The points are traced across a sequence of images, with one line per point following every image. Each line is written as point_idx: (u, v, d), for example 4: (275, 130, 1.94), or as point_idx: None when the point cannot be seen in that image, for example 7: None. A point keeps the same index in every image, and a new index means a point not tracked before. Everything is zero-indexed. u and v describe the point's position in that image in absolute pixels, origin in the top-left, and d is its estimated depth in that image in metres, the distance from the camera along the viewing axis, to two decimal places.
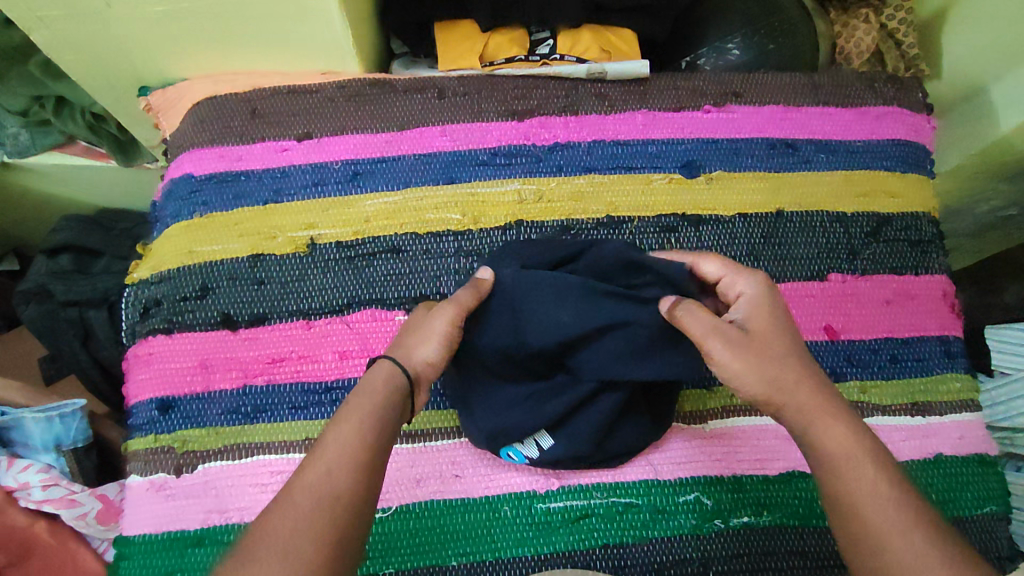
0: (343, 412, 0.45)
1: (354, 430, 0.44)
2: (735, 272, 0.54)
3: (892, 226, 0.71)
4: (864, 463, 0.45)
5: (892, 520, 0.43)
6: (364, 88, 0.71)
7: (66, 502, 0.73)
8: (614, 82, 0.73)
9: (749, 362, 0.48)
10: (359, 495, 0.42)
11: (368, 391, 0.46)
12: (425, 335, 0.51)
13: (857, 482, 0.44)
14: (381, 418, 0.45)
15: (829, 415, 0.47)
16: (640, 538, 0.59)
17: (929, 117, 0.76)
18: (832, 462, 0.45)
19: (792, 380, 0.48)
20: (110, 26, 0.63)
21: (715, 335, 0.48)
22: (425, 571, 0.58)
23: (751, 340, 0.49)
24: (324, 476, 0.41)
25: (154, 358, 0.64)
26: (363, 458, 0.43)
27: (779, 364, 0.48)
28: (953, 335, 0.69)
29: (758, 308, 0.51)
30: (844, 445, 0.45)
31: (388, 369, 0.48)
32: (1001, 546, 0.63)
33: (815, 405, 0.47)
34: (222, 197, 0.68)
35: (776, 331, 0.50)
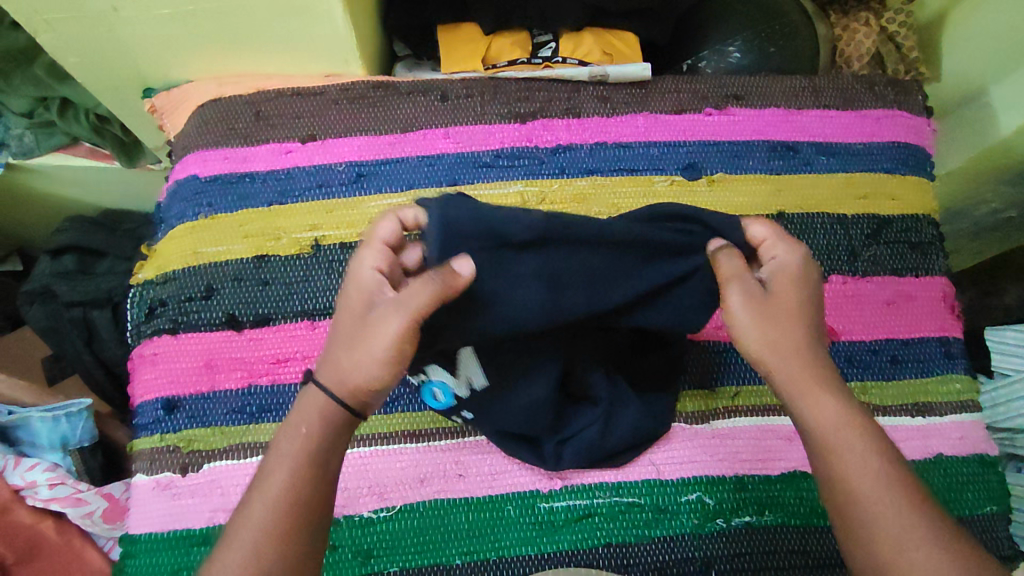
0: (272, 461, 0.44)
1: (281, 487, 0.43)
2: (778, 238, 0.50)
3: (892, 228, 0.72)
4: (854, 436, 0.44)
5: (881, 497, 0.43)
6: (368, 91, 0.72)
7: (72, 500, 0.73)
8: (616, 85, 0.74)
9: (761, 320, 0.46)
10: (289, 555, 0.42)
11: (291, 437, 0.45)
12: (369, 357, 0.44)
13: (849, 456, 0.44)
14: (308, 469, 0.44)
15: (823, 387, 0.46)
16: (642, 538, 0.60)
17: (928, 119, 0.77)
18: (822, 435, 0.45)
19: (794, 348, 0.46)
20: (115, 28, 0.64)
21: (737, 286, 0.47)
22: (428, 569, 0.58)
23: (767, 307, 0.46)
24: (251, 541, 0.42)
25: (159, 358, 0.65)
26: (290, 516, 0.43)
27: (790, 329, 0.46)
28: (953, 336, 0.70)
29: (788, 275, 0.48)
30: (835, 421, 0.45)
31: (317, 401, 0.45)
32: (1002, 546, 0.63)
33: (807, 379, 0.46)
34: (227, 199, 0.69)
35: (800, 301, 0.47)
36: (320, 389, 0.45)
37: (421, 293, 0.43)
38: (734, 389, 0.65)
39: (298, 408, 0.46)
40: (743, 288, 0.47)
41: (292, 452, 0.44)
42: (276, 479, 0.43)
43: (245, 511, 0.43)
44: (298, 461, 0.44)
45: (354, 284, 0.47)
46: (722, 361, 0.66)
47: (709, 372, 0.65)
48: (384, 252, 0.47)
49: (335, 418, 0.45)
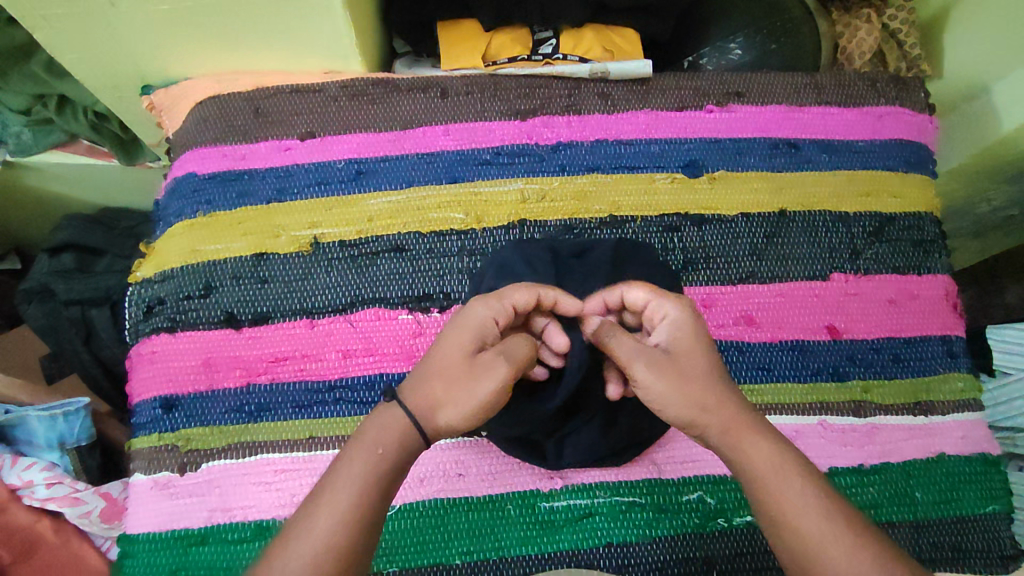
0: (340, 475, 0.44)
1: (349, 502, 0.43)
2: (659, 295, 0.51)
3: (895, 226, 0.71)
4: (787, 474, 0.45)
5: (825, 530, 0.42)
6: (367, 88, 0.72)
7: (70, 500, 0.73)
8: (618, 81, 0.73)
9: (671, 386, 0.47)
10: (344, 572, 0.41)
11: (362, 454, 0.45)
12: (462, 402, 0.47)
13: (784, 494, 0.44)
14: (376, 489, 0.44)
15: (753, 432, 0.46)
16: (643, 538, 0.59)
17: (931, 117, 0.76)
18: (755, 479, 0.45)
19: (715, 398, 0.47)
20: (113, 24, 0.63)
21: (639, 360, 0.48)
22: (427, 569, 0.58)
23: (676, 366, 0.48)
24: (311, 551, 0.41)
25: (158, 357, 0.64)
26: (350, 530, 0.42)
27: (705, 383, 0.47)
28: (955, 335, 0.69)
29: (682, 332, 0.50)
30: (770, 461, 0.45)
31: (396, 423, 0.46)
32: (1004, 546, 0.63)
33: (737, 424, 0.47)
34: (226, 197, 0.69)
35: (701, 355, 0.49)
36: (405, 412, 0.47)
37: (523, 346, 0.48)
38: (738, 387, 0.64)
39: (375, 426, 0.47)
40: (645, 360, 0.48)
41: (363, 470, 0.44)
42: (344, 492, 0.43)
43: (307, 518, 0.42)
44: (368, 479, 0.44)
45: (469, 320, 0.49)
46: (723, 359, 0.65)
47: None
48: (507, 313, 0.50)
49: (409, 446, 0.46)
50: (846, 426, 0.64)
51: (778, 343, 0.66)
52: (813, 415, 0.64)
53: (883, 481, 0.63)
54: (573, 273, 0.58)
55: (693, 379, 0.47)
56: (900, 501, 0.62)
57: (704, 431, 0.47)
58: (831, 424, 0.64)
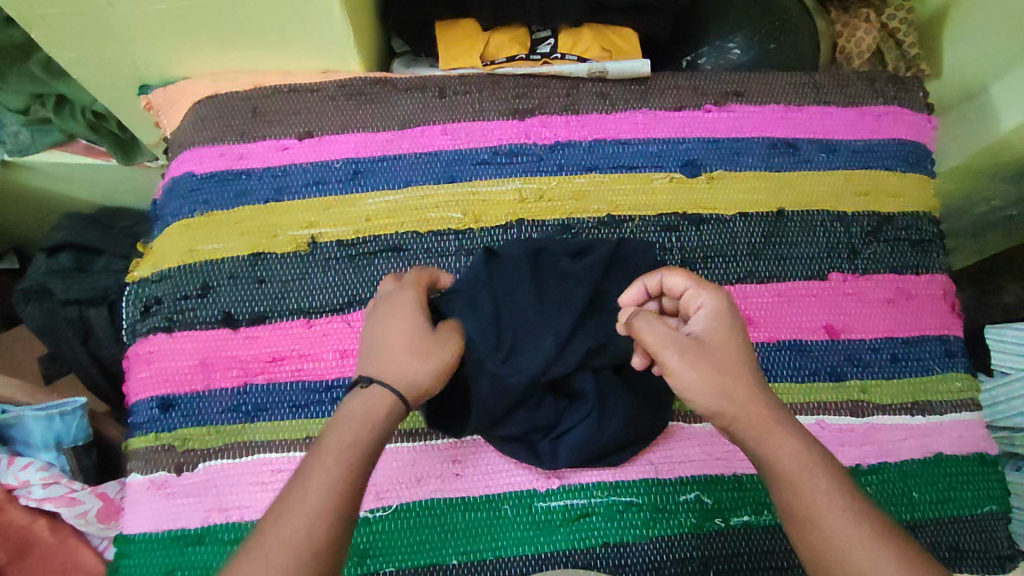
0: (328, 444, 0.45)
1: (339, 466, 0.44)
2: (699, 284, 0.51)
3: (893, 226, 0.71)
4: (814, 472, 0.44)
5: (849, 531, 0.42)
6: (365, 88, 0.71)
7: (65, 500, 0.73)
8: (616, 81, 0.73)
9: (703, 375, 0.47)
10: (337, 539, 0.42)
11: (348, 424, 0.46)
12: (438, 365, 0.50)
13: (811, 491, 0.44)
14: (366, 459, 0.45)
15: (780, 430, 0.46)
16: (640, 538, 0.59)
17: (929, 116, 0.76)
18: (780, 473, 0.45)
19: (742, 391, 0.47)
20: (110, 24, 0.63)
21: (670, 347, 0.47)
22: (424, 569, 0.58)
23: (708, 357, 0.47)
24: (306, 518, 0.41)
25: (155, 356, 0.64)
26: (343, 498, 0.43)
27: (733, 375, 0.47)
28: (953, 335, 0.69)
29: (719, 323, 0.49)
30: (795, 459, 0.45)
31: (380, 395, 0.48)
32: (1001, 546, 0.63)
33: (764, 421, 0.46)
34: (223, 197, 0.68)
35: (734, 347, 0.48)
36: (385, 385, 0.48)
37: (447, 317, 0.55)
38: None
39: (361, 401, 0.48)
40: (677, 347, 0.47)
41: (349, 438, 0.45)
42: (334, 459, 0.44)
43: (300, 486, 0.43)
44: (359, 449, 0.45)
45: (402, 302, 0.52)
46: None
47: None
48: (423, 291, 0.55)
49: (392, 415, 0.48)
50: (844, 426, 0.64)
51: (777, 342, 0.66)
52: (811, 415, 0.64)
53: (881, 481, 0.63)
54: (569, 274, 0.58)
55: (725, 370, 0.47)
56: (899, 501, 0.62)
57: (730, 423, 0.47)
58: (829, 424, 0.64)
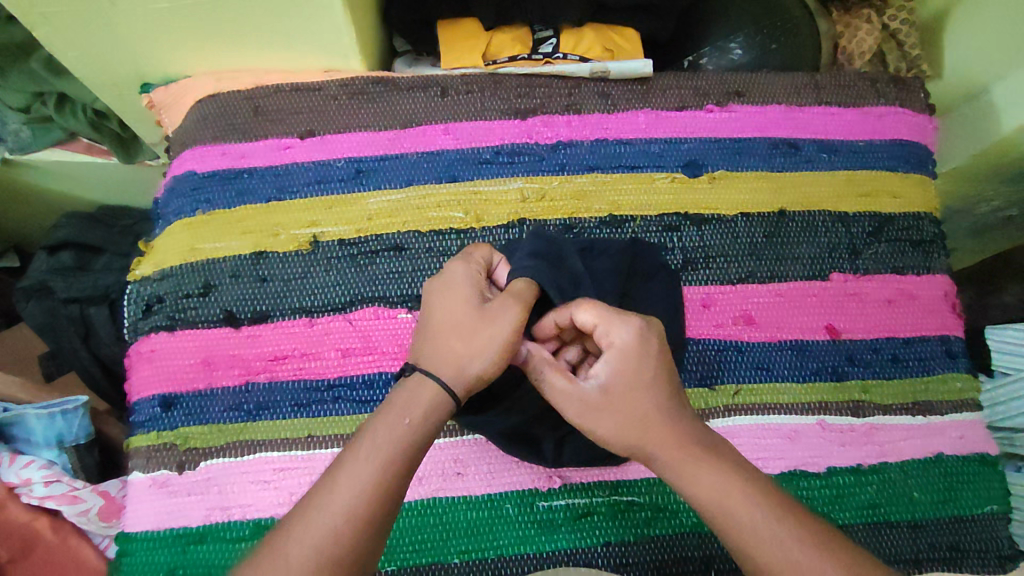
0: (365, 441, 0.43)
1: (372, 467, 0.42)
2: (608, 319, 0.47)
3: (894, 226, 0.71)
4: (741, 505, 0.42)
5: (784, 553, 0.40)
6: (367, 87, 0.71)
7: (68, 497, 0.73)
8: (618, 81, 0.74)
9: (607, 427, 0.45)
10: (358, 554, 0.40)
11: (387, 419, 0.44)
12: (486, 346, 0.46)
13: (744, 529, 0.41)
14: (401, 463, 0.43)
15: (696, 459, 0.44)
16: (641, 537, 0.59)
17: (930, 117, 0.76)
18: (710, 511, 0.43)
19: (655, 429, 0.45)
20: (113, 22, 0.63)
21: (571, 403, 0.46)
22: (426, 568, 0.58)
23: (611, 404, 0.45)
24: (330, 526, 0.40)
25: (156, 355, 0.64)
26: (371, 508, 0.41)
27: (639, 416, 0.45)
28: (954, 335, 0.70)
29: (628, 362, 0.46)
30: (715, 490, 0.43)
31: (423, 389, 0.45)
32: (1002, 546, 0.63)
33: (678, 455, 0.44)
34: (225, 195, 0.68)
35: (641, 385, 0.46)
36: (431, 376, 0.46)
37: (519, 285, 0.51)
38: (735, 386, 0.64)
39: (403, 395, 0.45)
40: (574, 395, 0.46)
41: (385, 436, 0.43)
42: (370, 457, 0.42)
43: (326, 491, 0.41)
44: (392, 454, 0.43)
45: (457, 281, 0.51)
46: (722, 359, 0.65)
47: (709, 370, 0.64)
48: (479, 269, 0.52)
49: (438, 412, 0.45)
50: (845, 426, 0.64)
51: (777, 342, 0.66)
52: (812, 415, 0.64)
53: (881, 481, 0.63)
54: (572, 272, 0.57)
55: (629, 412, 0.45)
56: (899, 501, 0.63)
57: (648, 461, 0.45)
58: (830, 424, 0.64)
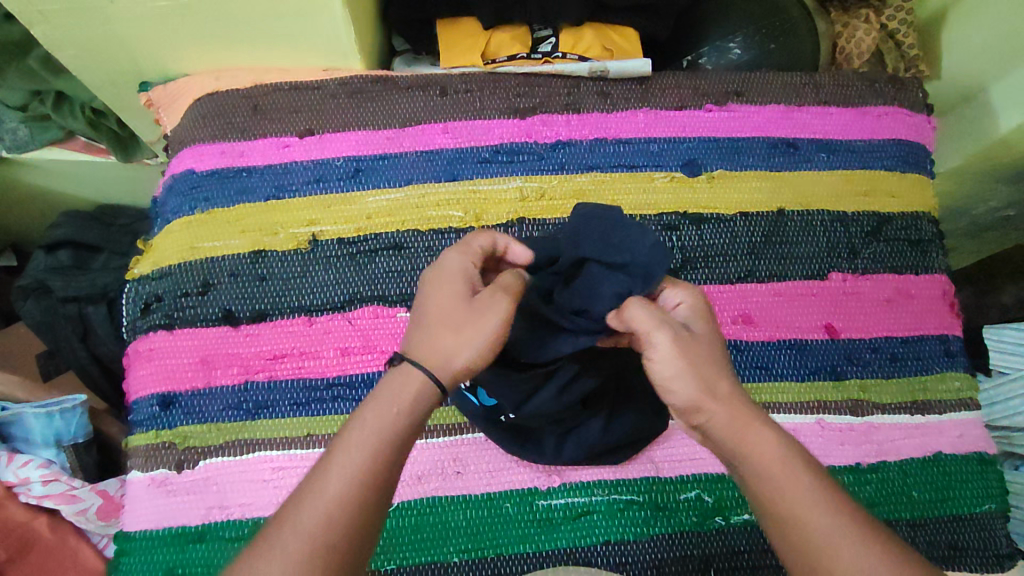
0: (354, 431, 0.42)
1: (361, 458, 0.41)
2: (676, 282, 0.48)
3: (893, 226, 0.71)
4: (798, 477, 0.40)
5: (828, 530, 0.39)
6: (366, 86, 0.71)
7: (66, 497, 0.72)
8: (617, 80, 0.74)
9: (691, 363, 0.42)
10: (355, 542, 0.39)
11: (375, 408, 0.42)
12: (476, 339, 0.44)
13: (792, 501, 0.40)
14: (391, 453, 0.41)
15: (756, 429, 0.42)
16: (641, 535, 0.59)
17: (929, 116, 0.76)
18: (762, 478, 0.41)
19: (726, 387, 0.43)
20: (111, 21, 0.63)
21: (663, 326, 0.43)
22: (426, 567, 0.58)
23: (695, 343, 0.44)
24: (325, 515, 0.39)
25: (155, 354, 0.64)
26: (366, 495, 0.40)
27: (714, 369, 0.43)
28: (952, 335, 0.70)
29: (701, 315, 0.46)
30: (770, 459, 0.41)
31: (411, 377, 0.43)
32: (1000, 544, 0.63)
33: (740, 419, 0.42)
34: (223, 193, 0.68)
35: (714, 340, 0.45)
36: (417, 364, 0.44)
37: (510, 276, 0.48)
38: None
39: (391, 384, 0.43)
40: (665, 330, 0.43)
41: (375, 427, 0.42)
42: (358, 448, 0.41)
43: (318, 482, 0.40)
44: (380, 449, 0.41)
45: (451, 270, 0.47)
46: None
47: None
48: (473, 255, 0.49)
49: (425, 401, 0.43)
50: (844, 425, 0.65)
51: (777, 342, 0.66)
52: (811, 414, 0.64)
53: (880, 479, 0.63)
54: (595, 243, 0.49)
55: (708, 359, 0.43)
56: (898, 499, 0.63)
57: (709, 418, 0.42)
58: (829, 423, 0.64)
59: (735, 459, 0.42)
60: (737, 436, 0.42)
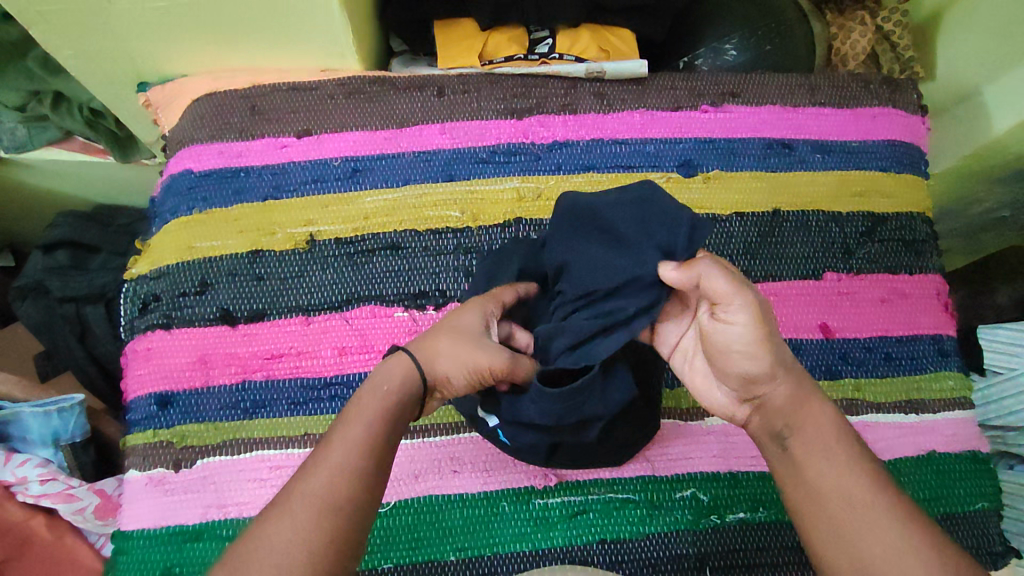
0: (350, 411, 0.43)
1: (361, 430, 0.42)
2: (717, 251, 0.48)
3: (888, 226, 0.72)
4: (845, 455, 0.43)
5: (866, 504, 0.41)
6: (364, 86, 0.72)
7: (64, 496, 0.73)
8: (614, 81, 0.74)
9: (770, 330, 0.43)
10: (361, 507, 0.40)
11: (370, 389, 0.44)
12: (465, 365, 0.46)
13: (835, 473, 0.42)
14: (388, 427, 0.43)
15: (813, 408, 0.45)
16: (637, 534, 0.60)
17: (923, 118, 0.77)
18: (809, 451, 0.44)
19: (790, 360, 0.45)
20: (110, 21, 0.63)
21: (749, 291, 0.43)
22: (423, 565, 0.58)
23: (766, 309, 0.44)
24: (330, 475, 0.40)
25: (153, 352, 0.64)
26: (369, 464, 0.41)
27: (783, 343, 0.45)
28: (946, 334, 0.70)
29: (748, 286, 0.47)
30: (821, 435, 0.44)
31: (403, 363, 0.46)
32: (993, 543, 0.64)
33: (800, 396, 0.45)
34: (221, 193, 0.69)
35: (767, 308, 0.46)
36: (407, 357, 0.46)
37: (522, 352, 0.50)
38: None
39: (381, 372, 0.46)
40: (751, 295, 0.43)
41: (371, 404, 0.43)
42: (358, 422, 0.42)
43: (322, 453, 0.41)
44: (377, 424, 0.43)
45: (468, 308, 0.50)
46: None
47: None
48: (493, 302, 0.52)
49: (414, 388, 0.45)
50: None
51: None
52: None
53: None
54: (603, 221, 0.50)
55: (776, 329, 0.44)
56: None
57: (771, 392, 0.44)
58: None
59: (785, 430, 0.44)
60: (795, 410, 0.44)
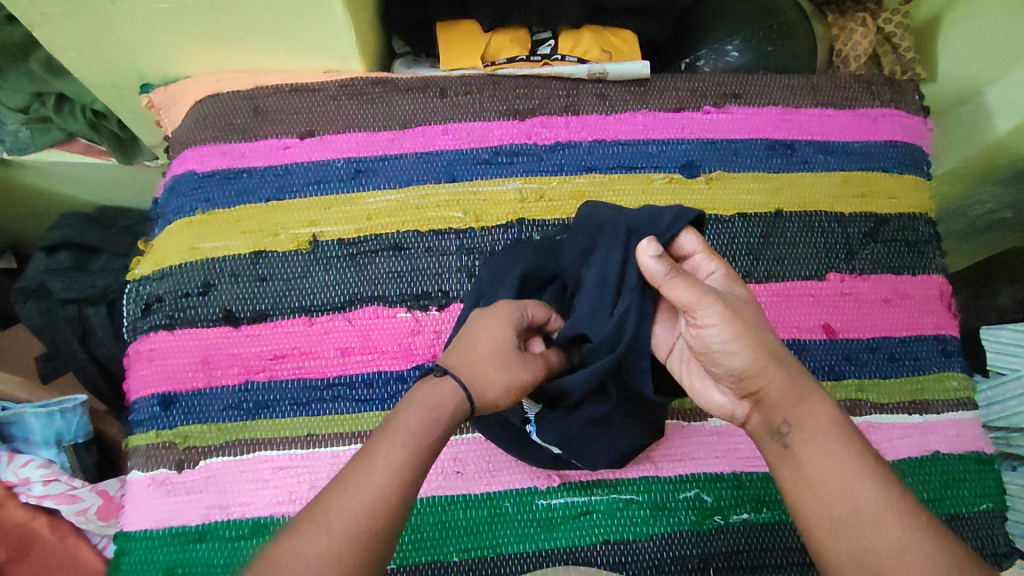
0: (394, 429, 0.42)
1: (403, 453, 0.40)
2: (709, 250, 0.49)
3: (891, 226, 0.72)
4: (846, 452, 0.43)
5: (871, 500, 0.41)
6: (366, 87, 0.72)
7: (66, 497, 0.73)
8: (615, 82, 0.74)
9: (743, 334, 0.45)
10: (392, 537, 0.39)
11: (414, 408, 0.42)
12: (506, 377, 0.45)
13: (838, 469, 0.42)
14: (428, 453, 0.41)
15: (811, 404, 0.45)
16: (640, 535, 0.60)
17: (925, 119, 0.77)
18: (811, 449, 0.43)
19: (781, 358, 0.45)
20: (113, 23, 0.63)
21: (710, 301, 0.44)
22: (426, 566, 0.58)
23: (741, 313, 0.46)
24: (370, 498, 0.38)
25: (156, 353, 0.64)
26: (405, 488, 0.40)
27: (767, 338, 0.45)
28: (949, 335, 0.70)
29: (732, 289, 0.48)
30: (822, 432, 0.44)
31: (451, 387, 0.44)
32: (997, 544, 0.63)
33: (797, 393, 0.45)
34: (224, 194, 0.69)
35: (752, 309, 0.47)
36: (455, 377, 0.44)
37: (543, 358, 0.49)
38: None
39: (427, 391, 0.43)
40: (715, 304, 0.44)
41: (415, 426, 0.41)
42: (400, 444, 0.41)
43: (361, 471, 0.39)
44: (418, 449, 0.41)
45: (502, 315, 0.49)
46: None
47: None
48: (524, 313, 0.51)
49: (458, 414, 0.43)
50: None
51: None
52: None
53: None
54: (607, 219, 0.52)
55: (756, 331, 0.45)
56: None
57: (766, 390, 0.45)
58: None
59: (784, 426, 0.45)
60: (792, 406, 0.45)
